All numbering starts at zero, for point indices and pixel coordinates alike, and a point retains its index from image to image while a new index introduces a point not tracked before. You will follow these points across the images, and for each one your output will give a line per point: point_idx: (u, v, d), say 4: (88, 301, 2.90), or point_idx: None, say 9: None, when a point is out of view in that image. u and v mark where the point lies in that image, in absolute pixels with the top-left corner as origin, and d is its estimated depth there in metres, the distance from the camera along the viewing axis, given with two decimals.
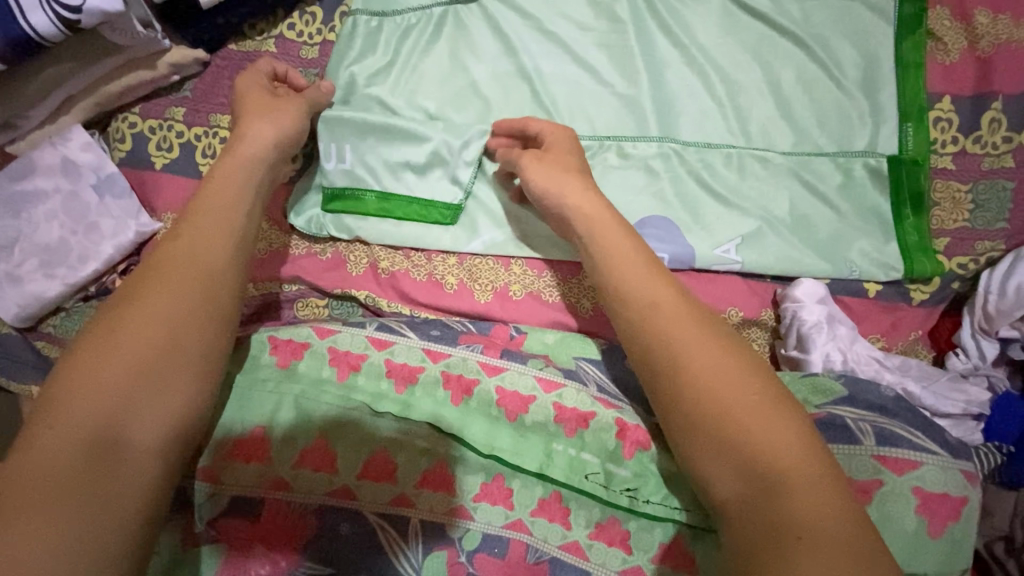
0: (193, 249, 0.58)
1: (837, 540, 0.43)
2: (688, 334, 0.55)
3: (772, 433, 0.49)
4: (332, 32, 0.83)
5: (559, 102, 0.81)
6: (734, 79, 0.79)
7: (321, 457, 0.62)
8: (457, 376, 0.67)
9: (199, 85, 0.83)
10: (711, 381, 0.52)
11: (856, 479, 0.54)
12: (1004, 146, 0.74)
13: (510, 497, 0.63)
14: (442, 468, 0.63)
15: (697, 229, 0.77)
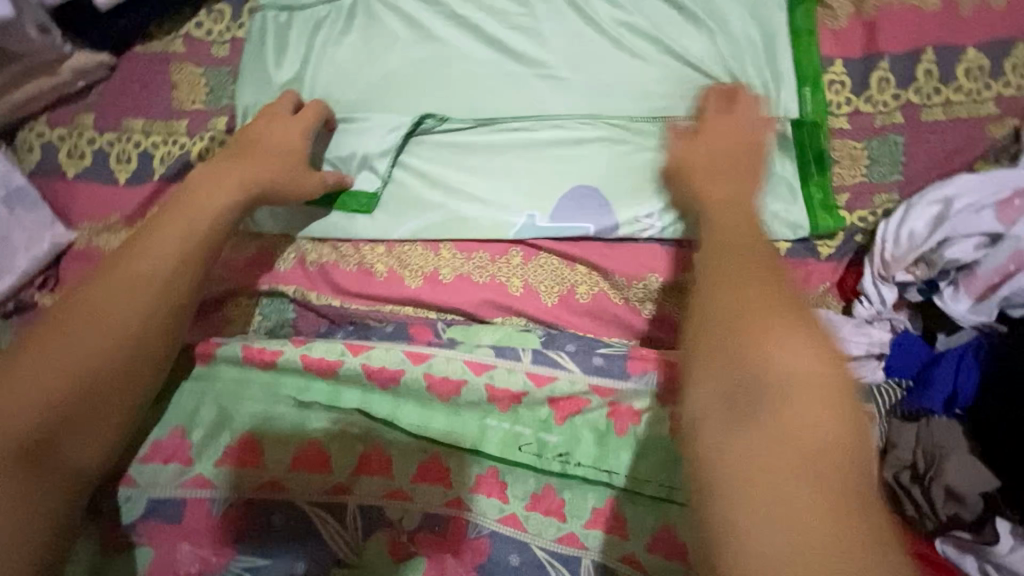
0: (163, 244, 0.62)
1: (814, 459, 0.40)
2: (739, 262, 0.53)
3: (783, 345, 0.45)
4: (240, 28, 0.83)
5: (475, 86, 0.82)
6: (642, 54, 0.82)
7: (247, 453, 0.63)
8: (379, 368, 0.65)
9: (108, 90, 0.82)
10: (732, 294, 0.49)
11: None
12: (893, 102, 0.79)
13: (447, 475, 0.64)
14: (377, 452, 0.64)
15: (618, 200, 0.80)
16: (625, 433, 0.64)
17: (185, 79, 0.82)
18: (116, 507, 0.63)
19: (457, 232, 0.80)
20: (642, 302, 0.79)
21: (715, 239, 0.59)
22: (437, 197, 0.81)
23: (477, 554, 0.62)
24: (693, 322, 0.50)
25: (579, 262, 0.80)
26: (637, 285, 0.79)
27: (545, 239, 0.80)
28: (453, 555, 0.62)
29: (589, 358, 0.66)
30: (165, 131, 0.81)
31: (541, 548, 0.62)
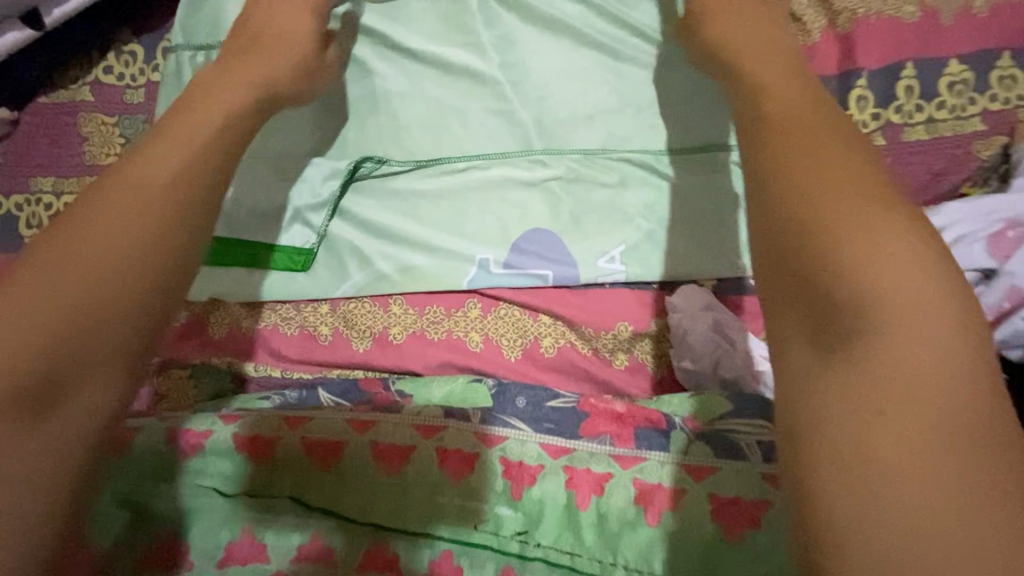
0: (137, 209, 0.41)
1: (937, 436, 0.31)
2: (827, 146, 0.41)
3: (891, 291, 0.34)
4: (155, 70, 0.74)
5: (417, 123, 0.75)
6: (603, 78, 0.74)
7: (172, 552, 0.60)
8: (319, 441, 0.63)
9: (11, 147, 0.74)
10: (844, 201, 0.37)
11: (721, 494, 0.54)
12: (873, 123, 0.73)
13: (395, 563, 0.58)
14: (317, 542, 0.60)
15: (579, 242, 0.74)
16: (587, 507, 0.57)
17: (97, 130, 0.74)
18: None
19: (407, 285, 0.73)
20: (613, 352, 0.72)
21: (784, 126, 0.43)
22: (382, 247, 0.74)
23: None
24: (763, 274, 0.39)
25: (542, 312, 0.73)
26: (606, 336, 0.72)
27: (502, 288, 0.73)
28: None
29: (538, 409, 0.65)
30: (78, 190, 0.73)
31: None
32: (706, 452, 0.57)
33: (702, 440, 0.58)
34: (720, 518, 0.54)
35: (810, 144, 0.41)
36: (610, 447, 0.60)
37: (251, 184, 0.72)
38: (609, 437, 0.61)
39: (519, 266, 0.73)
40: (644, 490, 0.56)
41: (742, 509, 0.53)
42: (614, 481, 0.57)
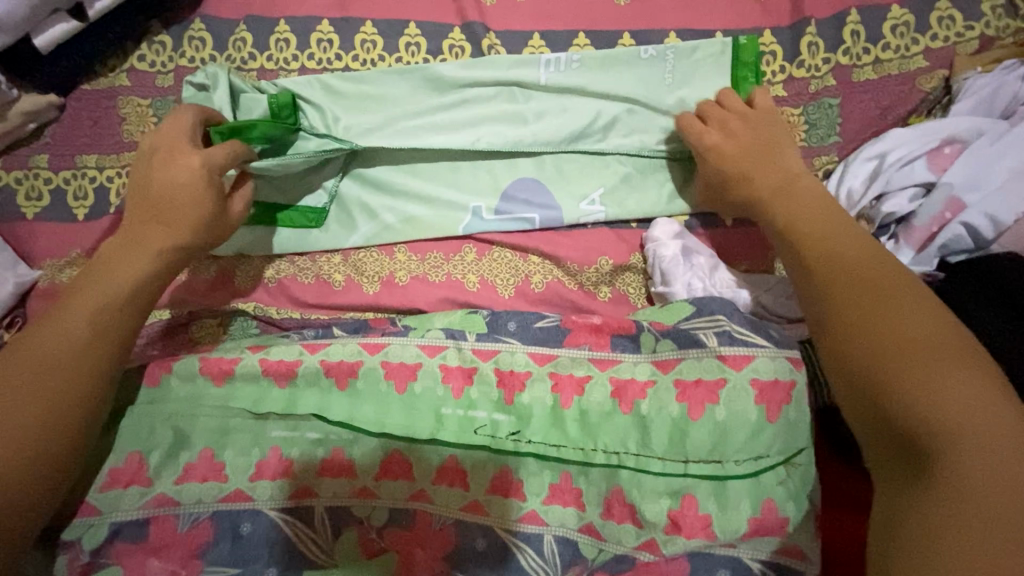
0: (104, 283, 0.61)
1: (922, 416, 0.44)
2: (853, 261, 0.55)
3: (939, 375, 0.45)
4: (183, 57, 0.85)
5: (413, 97, 0.82)
6: (577, 44, 0.83)
7: (208, 467, 0.65)
8: (336, 363, 0.69)
9: (59, 130, 0.84)
10: (873, 314, 0.51)
11: (685, 379, 0.62)
12: (825, 66, 0.80)
13: (409, 470, 0.65)
14: (337, 455, 0.66)
15: (561, 188, 0.81)
16: (570, 406, 0.64)
17: (133, 111, 0.84)
18: (71, 538, 0.63)
19: (409, 234, 0.82)
20: (597, 285, 0.80)
21: (808, 229, 0.60)
22: (385, 201, 0.83)
23: (443, 544, 0.64)
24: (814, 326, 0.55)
25: (531, 253, 0.81)
26: (589, 270, 0.80)
27: (493, 233, 0.81)
28: (421, 547, 0.65)
29: (528, 330, 0.70)
30: (120, 164, 0.84)
31: (503, 528, 0.63)
32: (671, 347, 0.64)
33: (666, 337, 0.65)
34: (685, 399, 0.61)
35: (828, 239, 0.58)
36: (589, 352, 0.66)
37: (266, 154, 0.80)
38: (588, 344, 0.67)
39: (509, 211, 0.81)
40: (619, 385, 0.63)
41: (701, 389, 0.60)
42: (594, 381, 0.64)
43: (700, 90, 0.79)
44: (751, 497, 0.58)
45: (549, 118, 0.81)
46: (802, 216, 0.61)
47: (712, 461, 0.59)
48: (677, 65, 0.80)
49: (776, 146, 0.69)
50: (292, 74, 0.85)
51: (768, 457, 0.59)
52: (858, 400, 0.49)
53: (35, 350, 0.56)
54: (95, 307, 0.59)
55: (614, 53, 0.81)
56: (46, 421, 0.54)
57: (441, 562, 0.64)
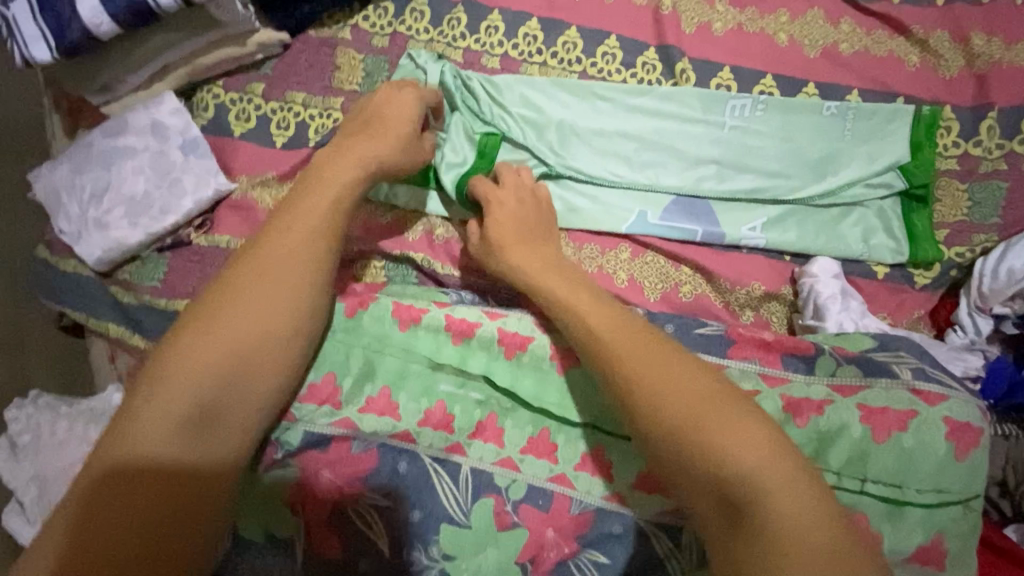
0: (253, 304, 0.62)
1: (702, 445, 0.53)
2: (629, 344, 0.61)
3: (695, 411, 0.55)
4: (401, 24, 0.93)
5: (603, 107, 0.89)
6: (764, 87, 0.89)
7: (386, 403, 0.72)
8: (512, 334, 0.73)
9: (279, 65, 0.92)
10: (650, 377, 0.58)
11: (870, 404, 0.61)
12: (997, 151, 0.84)
13: (554, 451, 0.70)
14: (493, 420, 0.72)
15: (727, 212, 0.86)
16: None
17: (347, 62, 0.92)
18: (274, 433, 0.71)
19: (572, 223, 0.87)
20: (742, 307, 0.84)
21: (623, 349, 0.61)
22: (558, 191, 0.88)
23: (579, 528, 0.67)
24: (624, 399, 0.59)
25: (684, 264, 0.86)
26: (740, 291, 0.84)
27: (652, 237, 0.86)
28: (554, 529, 0.67)
29: (688, 333, 0.70)
30: (324, 105, 0.91)
31: (644, 523, 0.66)
32: (854, 374, 0.64)
33: (849, 364, 0.65)
34: (869, 421, 0.60)
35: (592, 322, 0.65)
36: (759, 366, 0.66)
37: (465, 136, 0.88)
38: (757, 358, 0.67)
39: (671, 221, 0.86)
40: (792, 402, 0.62)
41: (889, 416, 0.60)
42: (764, 393, 0.63)
43: (873, 151, 0.85)
44: (924, 526, 0.58)
45: (726, 151, 0.87)
46: (611, 339, 0.62)
47: (893, 484, 0.59)
48: (857, 123, 0.86)
49: (579, 289, 0.69)
50: (495, 58, 0.92)
51: (951, 493, 0.58)
52: (667, 444, 0.55)
53: (203, 366, 0.59)
54: (219, 361, 0.60)
55: (799, 100, 0.87)
56: (176, 437, 0.56)
57: (573, 543, 0.66)
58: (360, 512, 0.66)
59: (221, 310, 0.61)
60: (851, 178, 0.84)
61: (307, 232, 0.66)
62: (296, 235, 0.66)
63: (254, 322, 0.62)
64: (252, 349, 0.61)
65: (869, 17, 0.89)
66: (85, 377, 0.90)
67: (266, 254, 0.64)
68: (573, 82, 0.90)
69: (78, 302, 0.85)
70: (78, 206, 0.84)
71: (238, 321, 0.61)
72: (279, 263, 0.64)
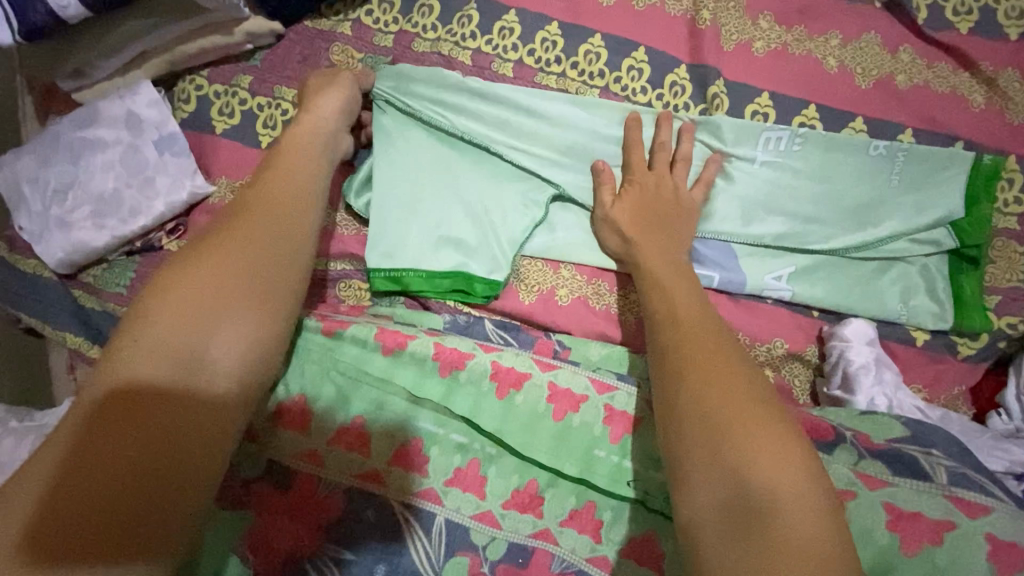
0: (226, 271, 0.53)
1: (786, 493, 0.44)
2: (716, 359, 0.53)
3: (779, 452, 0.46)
4: (407, 22, 0.84)
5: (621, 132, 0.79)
6: (806, 118, 0.80)
7: (356, 437, 0.65)
8: (505, 370, 0.69)
9: (270, 57, 0.84)
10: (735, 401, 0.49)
11: (898, 506, 0.55)
12: None
13: (540, 505, 0.63)
14: (473, 467, 0.64)
15: (752, 257, 0.77)
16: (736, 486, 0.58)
17: (344, 59, 0.83)
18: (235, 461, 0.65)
19: (579, 254, 0.80)
20: (763, 366, 0.76)
21: (683, 331, 0.56)
22: (567, 221, 0.81)
23: None
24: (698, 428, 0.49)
25: None
26: (761, 347, 0.75)
27: None
28: None
29: None
30: None
31: None
32: (880, 468, 0.58)
33: (873, 457, 0.59)
34: (897, 529, 0.53)
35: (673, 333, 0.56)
36: None
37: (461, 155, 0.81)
38: None
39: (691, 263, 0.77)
40: None
41: (923, 528, 0.53)
42: None
43: (921, 201, 0.75)
44: None
45: (756, 189, 0.77)
46: (693, 355, 0.53)
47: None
48: (907, 167, 0.76)
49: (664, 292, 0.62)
50: (507, 65, 0.83)
51: None
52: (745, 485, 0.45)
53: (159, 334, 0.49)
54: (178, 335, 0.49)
55: (844, 137, 0.77)
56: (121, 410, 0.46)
57: None
58: (319, 567, 0.60)
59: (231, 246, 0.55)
60: (893, 230, 0.75)
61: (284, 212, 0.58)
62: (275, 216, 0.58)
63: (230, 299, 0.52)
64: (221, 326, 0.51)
65: (931, 48, 0.79)
66: (43, 383, 0.84)
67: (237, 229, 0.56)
68: (588, 101, 0.80)
69: (34, 305, 0.78)
70: (40, 201, 0.77)
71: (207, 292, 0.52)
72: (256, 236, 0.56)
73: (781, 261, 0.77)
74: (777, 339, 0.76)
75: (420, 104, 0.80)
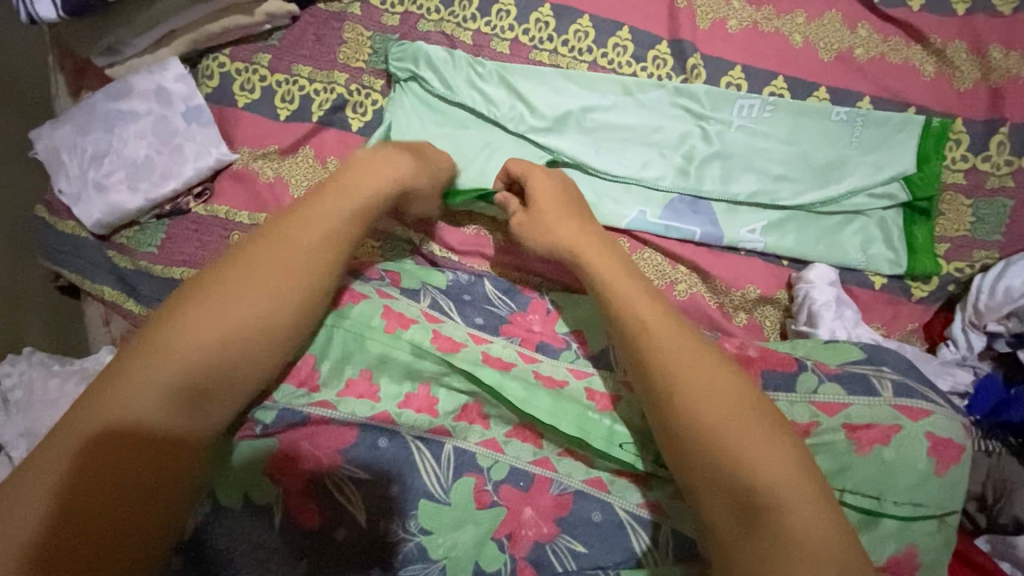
0: (243, 293, 0.59)
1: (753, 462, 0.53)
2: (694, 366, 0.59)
3: (749, 432, 0.55)
4: (413, 4, 0.92)
5: (610, 101, 0.88)
6: (775, 89, 0.88)
7: (366, 386, 0.73)
8: (494, 358, 0.74)
9: (287, 37, 0.91)
10: (708, 399, 0.57)
11: (854, 422, 0.62)
12: (1005, 167, 0.83)
13: (539, 437, 0.72)
14: (476, 407, 0.73)
15: (728, 213, 0.85)
16: None
17: (355, 38, 0.91)
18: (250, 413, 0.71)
19: None
20: (736, 309, 0.84)
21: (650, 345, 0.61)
22: None
23: (558, 509, 0.68)
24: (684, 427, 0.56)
25: (681, 262, 0.85)
26: (735, 293, 0.84)
27: (650, 234, 0.86)
28: (532, 508, 0.68)
29: None
30: (329, 81, 0.90)
31: (622, 508, 0.68)
32: (838, 391, 0.64)
33: (831, 381, 0.65)
34: (853, 437, 0.61)
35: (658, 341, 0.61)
36: None
37: (464, 124, 0.89)
38: None
39: (671, 220, 0.85)
40: None
41: (871, 432, 0.61)
42: None
43: (878, 160, 0.84)
44: (897, 538, 0.59)
45: (730, 152, 0.86)
46: (674, 365, 0.59)
47: (868, 495, 0.59)
48: (865, 130, 0.85)
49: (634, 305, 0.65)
50: (504, 43, 0.91)
51: (925, 506, 0.59)
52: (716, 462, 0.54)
53: (185, 345, 0.56)
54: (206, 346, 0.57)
55: (808, 104, 0.86)
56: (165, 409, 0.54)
57: (553, 524, 0.67)
58: (338, 485, 0.66)
59: (262, 307, 0.60)
60: (854, 186, 0.83)
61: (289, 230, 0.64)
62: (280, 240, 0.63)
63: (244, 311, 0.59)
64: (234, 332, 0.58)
65: (887, 23, 0.88)
66: (78, 338, 0.91)
67: (242, 260, 0.61)
68: (579, 74, 0.89)
69: (72, 261, 0.85)
70: (78, 167, 0.84)
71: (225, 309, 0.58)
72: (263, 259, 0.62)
73: (754, 215, 0.85)
74: (749, 287, 0.84)
75: (427, 78, 0.88)
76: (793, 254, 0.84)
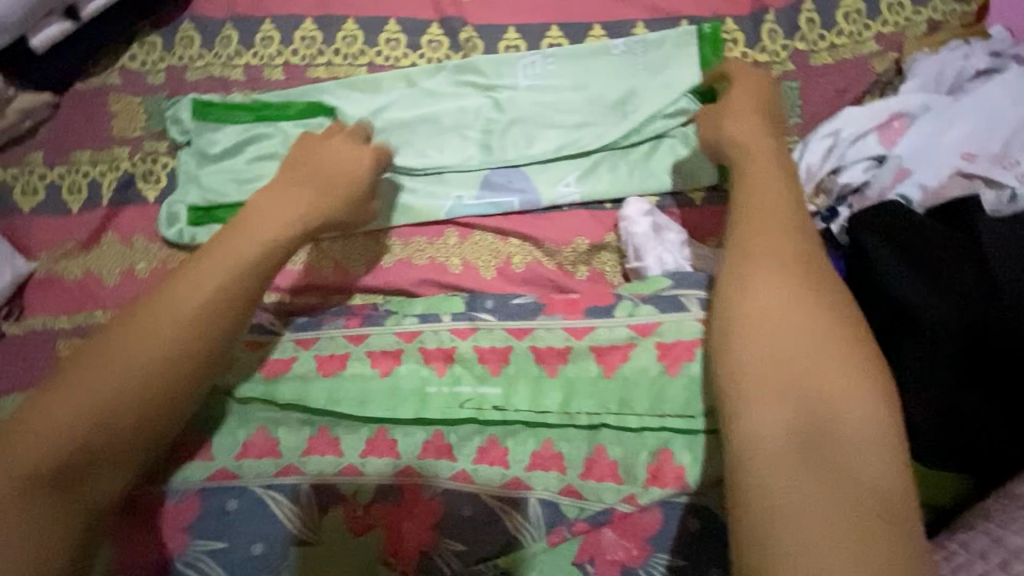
0: (130, 348, 0.55)
1: (831, 396, 0.47)
2: (780, 242, 0.54)
3: (842, 371, 0.48)
4: (174, 56, 0.89)
5: (398, 99, 0.86)
6: (553, 39, 0.88)
7: (198, 446, 0.69)
8: (327, 357, 0.71)
9: (53, 127, 0.87)
10: (787, 288, 0.51)
11: (665, 341, 0.66)
12: (783, 52, 0.84)
13: (395, 447, 0.67)
14: (325, 434, 0.68)
15: (541, 172, 0.85)
16: (554, 375, 0.67)
17: (124, 109, 0.88)
18: None
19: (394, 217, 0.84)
20: (575, 265, 0.83)
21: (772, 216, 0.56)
22: None
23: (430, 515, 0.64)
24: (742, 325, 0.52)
25: (510, 236, 0.85)
26: (567, 250, 0.83)
27: (474, 216, 0.84)
28: (411, 520, 0.64)
29: (505, 307, 0.72)
30: (111, 159, 0.87)
31: (488, 495, 0.64)
32: (650, 313, 0.68)
33: (645, 304, 0.69)
34: (664, 358, 0.65)
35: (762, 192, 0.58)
36: (562, 321, 0.69)
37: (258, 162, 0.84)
38: (561, 315, 0.70)
39: (488, 196, 0.84)
40: (598, 352, 0.67)
41: None
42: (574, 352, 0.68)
43: (667, 81, 0.84)
44: None
45: (527, 114, 0.85)
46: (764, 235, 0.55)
47: None
48: (647, 56, 0.85)
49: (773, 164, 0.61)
50: (277, 69, 0.88)
51: None
52: (771, 383, 0.48)
53: (65, 410, 0.52)
54: (92, 400, 0.53)
55: (586, 46, 0.86)
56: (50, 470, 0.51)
57: (433, 531, 0.63)
58: (191, 562, 0.64)
59: (173, 376, 0.56)
60: (650, 112, 0.83)
61: (187, 287, 0.58)
62: (203, 276, 0.58)
63: (142, 358, 0.55)
64: (145, 378, 0.55)
65: None
66: None
67: (141, 311, 0.57)
68: (360, 79, 0.87)
69: None
70: None
71: (116, 365, 0.54)
72: (173, 304, 0.57)
73: (564, 167, 0.85)
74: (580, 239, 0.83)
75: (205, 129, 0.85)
76: (613, 194, 0.84)
